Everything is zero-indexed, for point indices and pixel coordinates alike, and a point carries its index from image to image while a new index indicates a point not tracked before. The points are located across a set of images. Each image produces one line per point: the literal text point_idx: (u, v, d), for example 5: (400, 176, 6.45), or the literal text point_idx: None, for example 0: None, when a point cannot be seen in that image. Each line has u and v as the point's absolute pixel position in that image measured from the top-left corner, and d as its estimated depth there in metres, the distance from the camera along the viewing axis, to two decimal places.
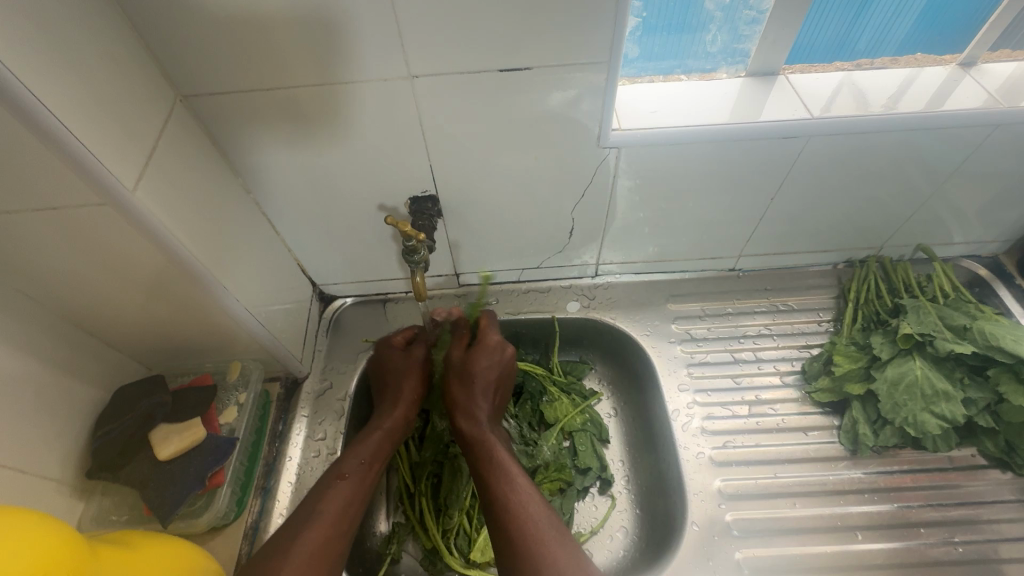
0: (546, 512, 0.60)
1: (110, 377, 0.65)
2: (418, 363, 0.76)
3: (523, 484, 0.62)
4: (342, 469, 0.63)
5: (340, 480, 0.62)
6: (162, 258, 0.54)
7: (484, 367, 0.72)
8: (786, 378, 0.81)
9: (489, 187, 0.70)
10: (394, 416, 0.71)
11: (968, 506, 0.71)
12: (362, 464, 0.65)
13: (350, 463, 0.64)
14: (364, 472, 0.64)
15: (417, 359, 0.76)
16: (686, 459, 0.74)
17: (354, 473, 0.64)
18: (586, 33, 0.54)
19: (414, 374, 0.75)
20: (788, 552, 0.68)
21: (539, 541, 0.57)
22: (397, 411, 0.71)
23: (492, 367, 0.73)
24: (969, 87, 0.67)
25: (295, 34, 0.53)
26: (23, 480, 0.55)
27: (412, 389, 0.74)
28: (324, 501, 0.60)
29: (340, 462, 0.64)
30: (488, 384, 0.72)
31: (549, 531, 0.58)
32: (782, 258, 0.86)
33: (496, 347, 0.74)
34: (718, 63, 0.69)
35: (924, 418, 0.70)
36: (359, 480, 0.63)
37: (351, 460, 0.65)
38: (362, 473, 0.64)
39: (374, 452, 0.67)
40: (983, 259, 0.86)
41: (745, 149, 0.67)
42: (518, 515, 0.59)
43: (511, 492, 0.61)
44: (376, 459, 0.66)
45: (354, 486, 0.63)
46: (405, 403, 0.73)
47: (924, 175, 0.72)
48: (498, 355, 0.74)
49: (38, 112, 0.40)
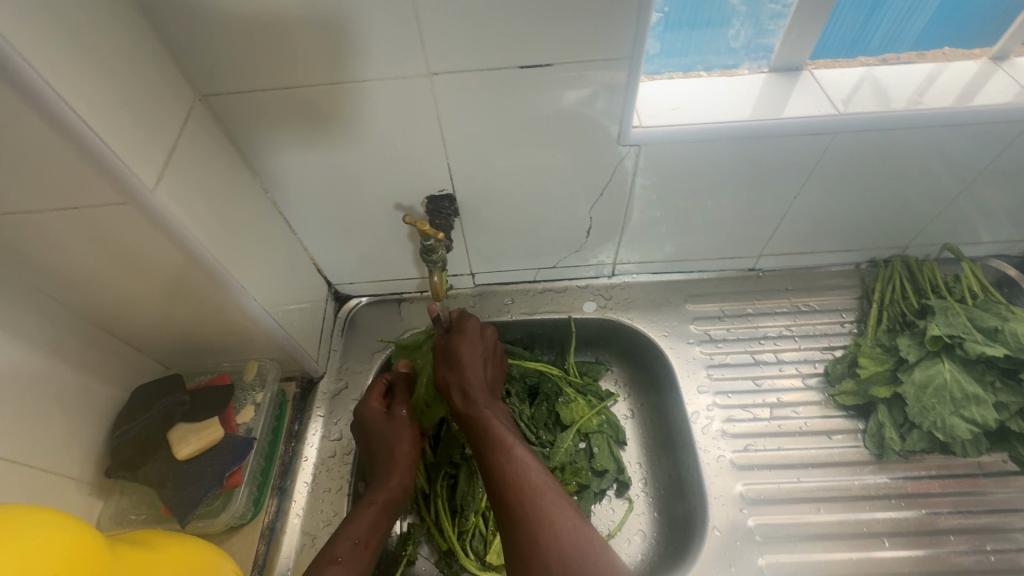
0: (547, 478, 0.60)
1: (128, 376, 0.65)
2: (407, 425, 0.71)
3: (523, 454, 0.62)
4: (335, 552, 0.59)
5: (334, 565, 0.58)
6: (182, 257, 0.54)
7: (469, 352, 0.70)
8: (809, 380, 0.79)
9: (506, 186, 0.70)
10: (389, 486, 0.66)
11: (999, 513, 0.69)
12: (356, 544, 0.60)
13: (343, 545, 0.60)
14: (359, 554, 0.60)
15: (402, 419, 0.72)
16: (706, 462, 0.73)
17: (348, 555, 0.59)
18: (607, 29, 0.53)
19: (405, 436, 0.71)
20: (811, 558, 0.67)
21: (544, 506, 0.57)
22: (390, 480, 0.67)
23: (480, 348, 0.72)
24: (1002, 82, 0.65)
25: (314, 31, 0.52)
26: (43, 478, 0.55)
27: (405, 452, 0.69)
28: None
29: (332, 544, 0.60)
30: (479, 363, 0.70)
31: (553, 498, 0.58)
32: (804, 258, 0.85)
33: (478, 328, 0.73)
34: (740, 59, 0.68)
35: (953, 422, 0.68)
36: (355, 563, 0.59)
37: (343, 540, 0.60)
38: (358, 554, 0.60)
39: (369, 529, 0.62)
40: (1011, 258, 0.84)
41: (769, 147, 0.65)
42: (518, 490, 0.59)
43: (509, 470, 0.60)
44: (370, 537, 0.62)
45: (350, 570, 0.58)
46: (399, 469, 0.68)
47: (953, 172, 0.70)
48: (484, 339, 0.73)
49: (61, 111, 0.40)
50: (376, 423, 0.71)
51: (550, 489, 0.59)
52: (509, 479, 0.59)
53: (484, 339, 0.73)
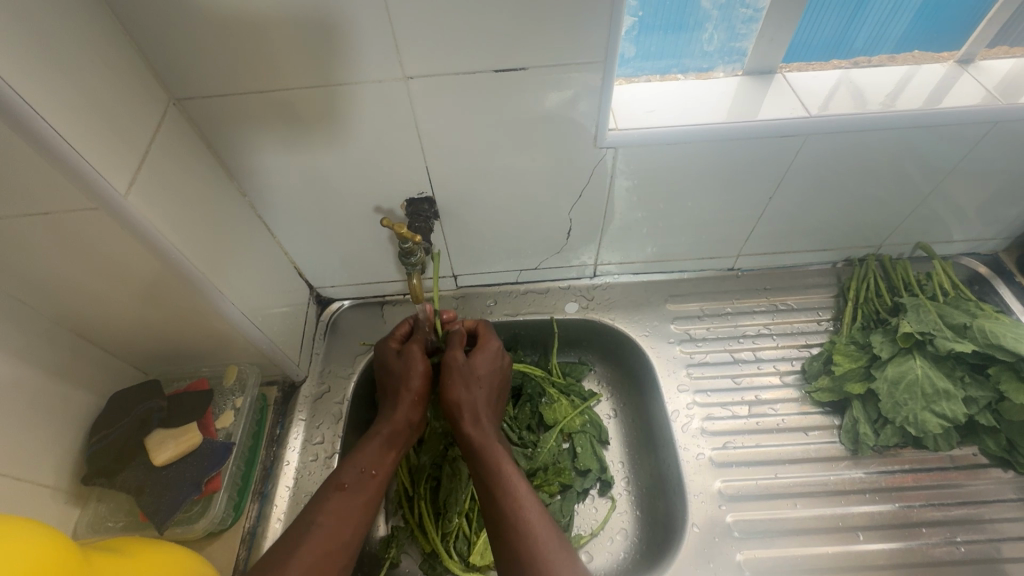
0: (552, 531, 0.58)
1: (106, 382, 0.65)
2: (417, 358, 0.71)
3: (527, 496, 0.60)
4: (341, 479, 0.62)
5: (339, 491, 0.61)
6: (156, 262, 0.54)
7: (484, 374, 0.71)
8: (786, 378, 0.81)
9: (486, 188, 0.70)
10: (395, 419, 0.68)
11: (971, 505, 0.71)
12: (363, 473, 0.63)
13: (350, 472, 0.63)
14: (366, 482, 0.62)
15: (415, 354, 0.72)
16: (686, 460, 0.74)
17: (354, 483, 0.62)
18: (581, 34, 0.54)
19: (417, 368, 0.70)
20: (789, 553, 0.68)
21: (544, 554, 0.55)
22: (398, 412, 0.68)
23: (494, 371, 0.72)
24: (968, 84, 0.66)
25: (289, 36, 0.52)
26: (18, 487, 0.55)
27: (416, 384, 0.70)
28: (324, 513, 0.58)
29: (339, 472, 0.63)
30: (492, 387, 0.71)
31: (552, 539, 0.57)
32: (782, 257, 0.86)
33: (494, 351, 0.73)
34: (715, 62, 0.69)
35: (925, 417, 0.69)
36: (359, 490, 0.62)
37: (350, 469, 0.63)
38: (365, 483, 0.62)
39: (375, 461, 0.65)
40: (982, 256, 0.86)
41: (743, 149, 0.66)
42: (524, 537, 0.57)
43: (516, 513, 0.58)
44: (376, 467, 0.64)
45: (355, 496, 0.61)
46: (407, 403, 0.69)
47: (924, 173, 0.72)
48: (498, 359, 0.73)
49: (27, 116, 0.40)
50: (389, 359, 0.73)
51: (557, 544, 0.56)
52: (509, 520, 0.58)
53: (500, 364, 0.73)
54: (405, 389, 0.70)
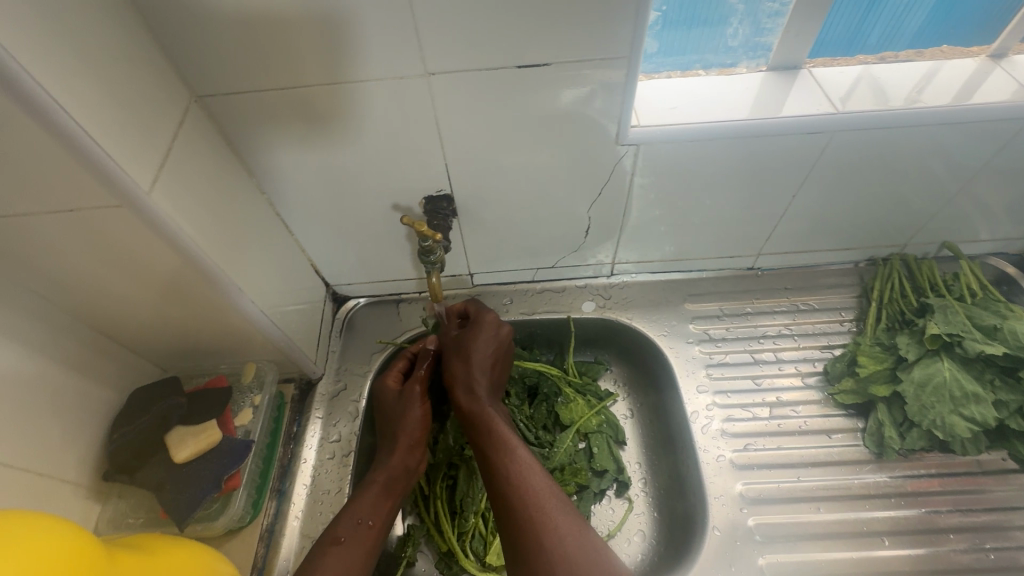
0: (546, 483, 0.59)
1: (126, 379, 0.65)
2: (416, 399, 0.71)
3: (520, 455, 0.61)
4: (337, 533, 0.61)
5: (336, 545, 0.60)
6: (177, 259, 0.54)
7: (478, 346, 0.70)
8: (808, 379, 0.79)
9: (505, 186, 0.69)
10: (392, 466, 0.68)
11: (999, 511, 0.69)
12: (359, 524, 0.62)
13: (345, 523, 0.62)
14: (363, 534, 0.61)
15: (414, 395, 0.72)
16: (706, 461, 0.73)
17: (350, 536, 0.61)
18: (606, 29, 0.53)
19: (415, 411, 0.71)
20: (811, 557, 0.67)
21: (539, 511, 0.56)
22: (394, 459, 0.68)
23: (491, 344, 0.71)
24: (1000, 80, 0.65)
25: (310, 32, 0.52)
26: (41, 482, 0.55)
27: (414, 426, 0.70)
28: (320, 569, 0.57)
29: (334, 525, 0.62)
30: (489, 361, 0.70)
31: (553, 502, 0.57)
32: (803, 257, 0.85)
33: (495, 326, 0.72)
34: (738, 58, 0.68)
35: (953, 421, 0.68)
36: (357, 544, 0.60)
37: (346, 521, 0.62)
38: (361, 534, 0.61)
39: (372, 508, 0.64)
40: (1010, 256, 0.84)
41: (767, 146, 0.65)
42: (519, 492, 0.58)
43: (511, 471, 0.60)
44: (373, 518, 0.63)
45: (352, 552, 0.60)
46: (404, 449, 0.69)
47: (953, 171, 0.70)
48: (496, 334, 0.72)
49: (55, 113, 0.40)
50: (388, 400, 0.73)
51: (550, 495, 0.58)
52: (510, 486, 0.59)
53: (499, 335, 0.72)
54: (405, 430, 0.70)
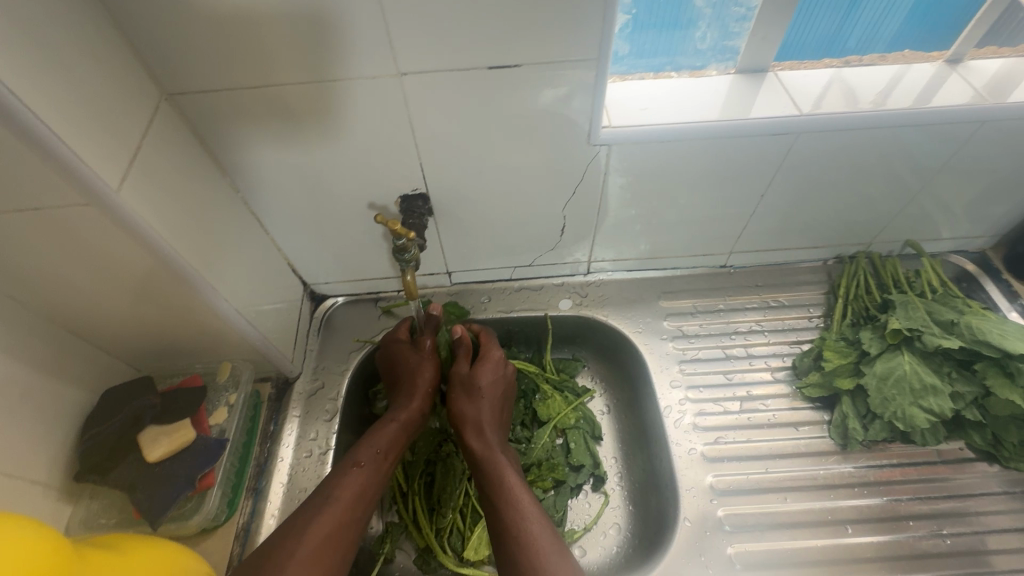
0: (550, 535, 0.59)
1: (98, 379, 0.65)
2: (429, 357, 0.75)
3: (529, 507, 0.61)
4: (356, 458, 0.63)
5: (355, 467, 0.62)
6: (148, 257, 0.54)
7: (485, 387, 0.72)
8: (778, 374, 0.82)
9: (480, 185, 0.70)
10: (410, 408, 0.70)
11: (957, 498, 0.72)
12: (377, 454, 0.64)
13: (365, 451, 0.64)
14: (379, 463, 0.64)
15: (426, 352, 0.75)
16: (678, 455, 0.75)
17: (369, 461, 0.63)
18: (575, 32, 0.54)
19: (429, 366, 0.74)
20: (779, 546, 0.69)
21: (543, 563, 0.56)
22: (413, 402, 0.71)
23: (496, 382, 0.73)
24: (956, 84, 0.67)
25: (282, 30, 0.52)
26: (9, 483, 0.54)
27: (427, 377, 0.73)
28: (340, 488, 0.60)
29: (356, 451, 0.64)
30: (494, 399, 0.72)
31: (553, 553, 0.57)
32: (773, 255, 0.87)
33: (498, 363, 0.75)
34: (708, 60, 0.69)
35: (913, 412, 0.70)
36: (375, 468, 0.63)
37: (365, 448, 0.64)
38: (377, 463, 0.64)
39: (389, 443, 0.66)
40: (970, 254, 0.87)
41: (736, 146, 0.67)
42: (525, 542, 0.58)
43: (516, 521, 0.60)
44: (389, 450, 0.66)
45: (369, 475, 0.62)
46: (421, 395, 0.72)
47: (913, 171, 0.73)
48: (501, 368, 0.75)
49: (18, 110, 0.40)
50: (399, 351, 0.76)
51: (554, 544, 0.58)
52: (515, 538, 0.58)
53: (505, 375, 0.75)
54: (416, 381, 0.72)
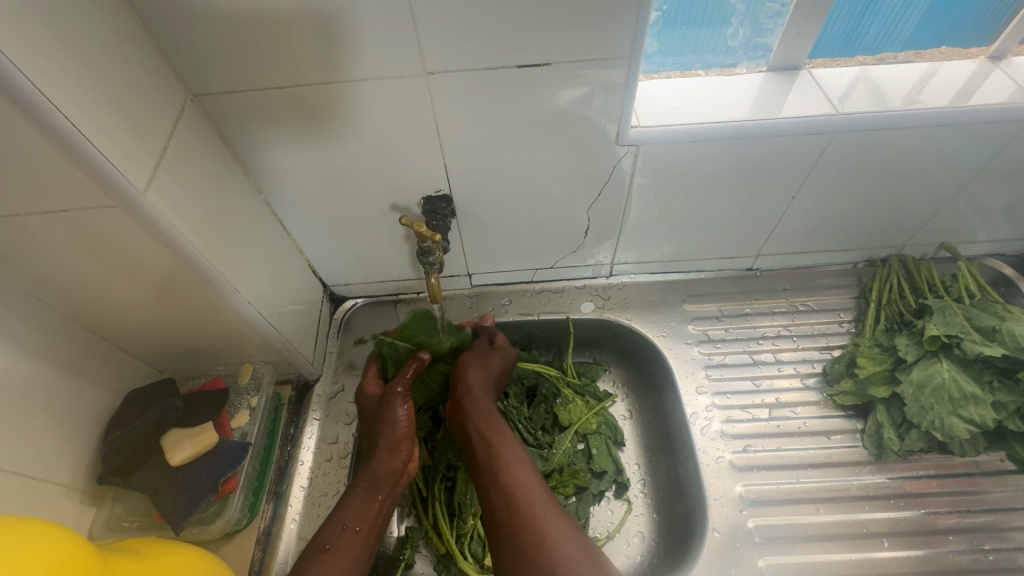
0: (565, 528, 0.57)
1: (121, 381, 0.64)
2: (397, 403, 0.70)
3: (540, 502, 0.59)
4: (322, 540, 0.59)
5: (322, 553, 0.58)
6: (173, 259, 0.53)
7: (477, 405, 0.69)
8: (807, 380, 0.79)
9: (504, 186, 0.69)
10: (377, 468, 0.66)
11: (997, 512, 0.69)
12: (344, 530, 0.60)
13: (330, 532, 0.60)
14: (349, 540, 0.60)
15: (396, 397, 0.70)
16: (705, 463, 0.73)
17: (335, 543, 0.59)
18: (606, 29, 0.53)
19: (396, 412, 0.69)
20: (811, 559, 0.67)
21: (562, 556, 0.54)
22: (378, 461, 0.67)
23: (485, 402, 0.70)
24: (998, 81, 0.65)
25: (308, 30, 0.51)
26: (34, 486, 0.54)
27: (394, 428, 0.68)
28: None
29: (320, 533, 0.60)
30: (487, 415, 0.69)
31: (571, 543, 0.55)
32: (802, 257, 0.85)
33: (481, 382, 0.72)
34: (738, 58, 0.67)
35: (951, 422, 0.68)
36: (344, 550, 0.59)
37: (331, 529, 0.61)
38: (347, 540, 0.60)
39: (357, 515, 0.62)
40: (1008, 257, 0.84)
41: (769, 146, 0.65)
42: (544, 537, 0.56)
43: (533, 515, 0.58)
44: (359, 521, 0.62)
45: (340, 557, 0.58)
46: (386, 449, 0.67)
47: (952, 172, 0.70)
48: (485, 390, 0.72)
49: (48, 112, 0.39)
50: (370, 405, 0.72)
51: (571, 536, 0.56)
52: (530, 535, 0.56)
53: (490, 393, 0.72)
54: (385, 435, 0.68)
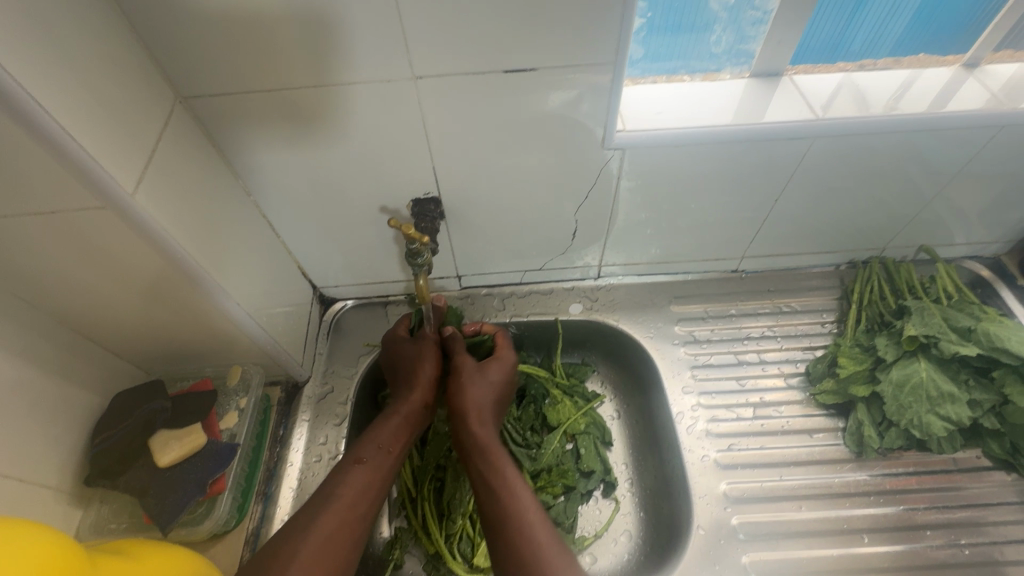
0: (547, 527, 0.56)
1: (109, 382, 0.64)
2: (430, 351, 0.74)
3: (527, 498, 0.58)
4: (359, 453, 0.62)
5: (358, 464, 0.61)
6: (162, 261, 0.53)
7: (494, 379, 0.72)
8: (790, 380, 0.81)
9: (493, 189, 0.70)
10: (411, 401, 0.70)
11: (974, 508, 0.71)
12: (379, 449, 0.63)
13: (367, 448, 0.63)
14: (382, 459, 0.63)
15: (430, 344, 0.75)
16: (691, 462, 0.74)
17: (371, 457, 0.62)
18: (591, 35, 0.54)
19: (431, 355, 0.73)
20: (794, 555, 0.68)
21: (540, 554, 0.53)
22: (413, 395, 0.70)
23: (504, 378, 0.73)
24: (973, 87, 0.67)
25: (297, 33, 0.52)
26: (20, 488, 0.54)
27: (427, 371, 0.72)
28: (342, 484, 0.59)
29: (358, 447, 0.63)
30: (495, 390, 0.71)
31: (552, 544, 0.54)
32: (785, 260, 0.86)
33: (506, 363, 0.74)
34: (722, 64, 0.69)
35: (930, 420, 0.69)
36: (377, 464, 0.62)
37: (368, 445, 0.64)
38: (380, 459, 0.63)
39: (393, 437, 0.65)
40: (985, 259, 0.86)
41: (751, 150, 0.66)
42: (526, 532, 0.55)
43: (518, 510, 0.57)
44: (393, 444, 0.65)
45: (373, 471, 0.61)
46: (422, 387, 0.71)
47: (929, 176, 0.72)
48: (508, 369, 0.74)
49: (36, 114, 0.40)
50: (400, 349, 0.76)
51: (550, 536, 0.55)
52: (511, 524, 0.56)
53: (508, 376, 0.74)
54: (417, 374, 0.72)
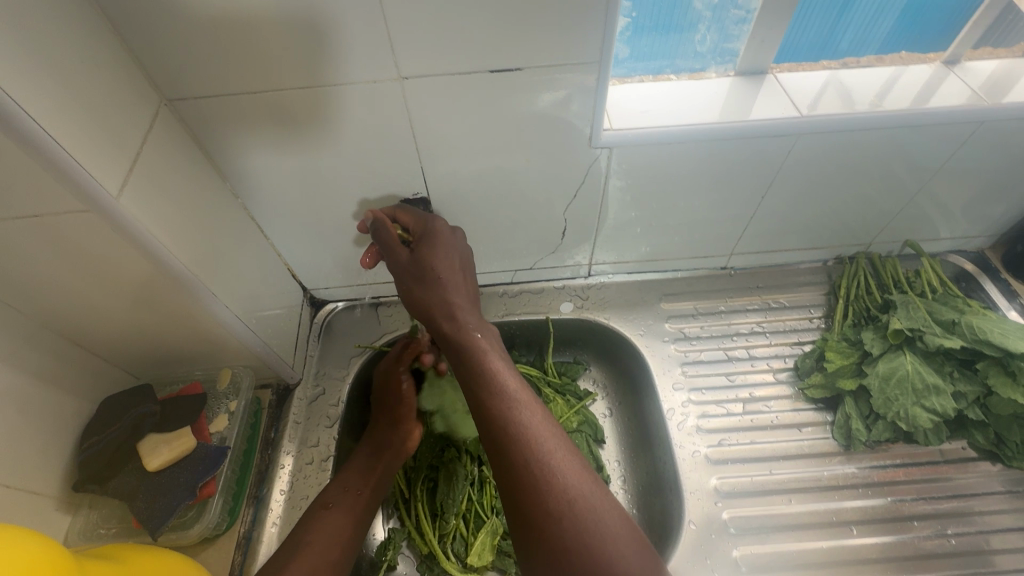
0: (553, 435, 0.55)
1: (97, 387, 0.64)
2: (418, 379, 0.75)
3: (525, 400, 0.57)
4: (325, 499, 0.64)
5: (325, 510, 0.63)
6: (147, 264, 0.53)
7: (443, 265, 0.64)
8: (779, 375, 0.82)
9: (481, 189, 0.70)
10: (376, 437, 0.72)
11: (961, 498, 0.72)
12: (347, 491, 0.66)
13: (333, 492, 0.65)
14: (350, 500, 0.65)
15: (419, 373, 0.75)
16: (682, 457, 0.74)
17: (339, 501, 0.64)
18: (575, 36, 0.54)
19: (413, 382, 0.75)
20: (784, 548, 0.69)
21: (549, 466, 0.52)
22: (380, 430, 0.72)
23: (451, 254, 0.65)
24: (954, 84, 0.68)
25: (282, 35, 0.52)
26: (8, 495, 0.53)
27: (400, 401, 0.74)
28: (312, 531, 0.60)
29: (325, 493, 0.65)
30: (453, 279, 0.65)
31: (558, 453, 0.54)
32: (773, 257, 0.87)
33: (449, 243, 0.65)
34: (707, 63, 0.69)
35: (916, 413, 0.70)
36: (345, 507, 0.64)
37: (334, 490, 0.65)
38: (349, 500, 0.65)
39: (360, 478, 0.68)
40: (969, 253, 0.87)
41: (737, 147, 0.67)
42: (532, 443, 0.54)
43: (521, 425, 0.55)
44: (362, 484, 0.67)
45: (341, 514, 0.63)
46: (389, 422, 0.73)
47: (913, 171, 0.73)
48: (454, 246, 0.66)
49: (19, 118, 0.39)
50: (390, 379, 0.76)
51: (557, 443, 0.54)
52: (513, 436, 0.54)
53: (454, 245, 0.66)
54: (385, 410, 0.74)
